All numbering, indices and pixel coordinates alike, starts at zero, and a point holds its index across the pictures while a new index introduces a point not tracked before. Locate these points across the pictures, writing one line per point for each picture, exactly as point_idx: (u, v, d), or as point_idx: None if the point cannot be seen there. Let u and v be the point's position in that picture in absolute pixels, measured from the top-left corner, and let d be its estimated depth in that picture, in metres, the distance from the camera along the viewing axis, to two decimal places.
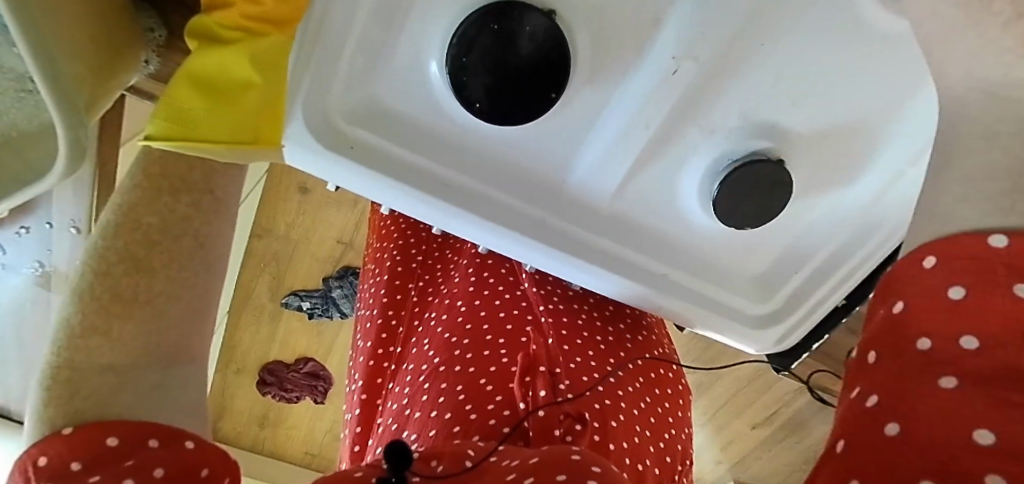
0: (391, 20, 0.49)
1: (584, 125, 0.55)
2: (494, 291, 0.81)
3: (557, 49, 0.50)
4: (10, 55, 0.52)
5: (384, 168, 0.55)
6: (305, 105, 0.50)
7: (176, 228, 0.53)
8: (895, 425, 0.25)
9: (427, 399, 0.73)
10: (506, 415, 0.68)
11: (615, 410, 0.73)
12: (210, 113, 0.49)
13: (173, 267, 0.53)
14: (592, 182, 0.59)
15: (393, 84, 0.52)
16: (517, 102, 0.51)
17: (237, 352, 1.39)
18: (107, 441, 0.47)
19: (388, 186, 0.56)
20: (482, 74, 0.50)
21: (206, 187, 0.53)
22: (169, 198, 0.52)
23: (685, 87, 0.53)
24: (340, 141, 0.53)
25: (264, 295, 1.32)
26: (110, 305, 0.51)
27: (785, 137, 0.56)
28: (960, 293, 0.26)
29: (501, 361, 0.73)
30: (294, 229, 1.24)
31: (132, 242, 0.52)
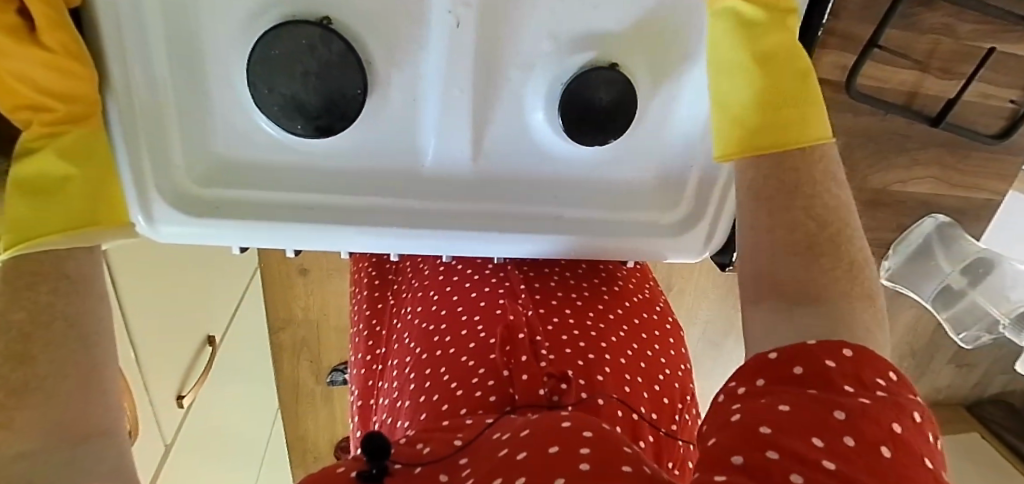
0: (191, 66, 0.53)
1: (411, 104, 0.57)
2: (463, 274, 0.81)
3: (337, 54, 0.52)
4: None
5: (237, 211, 0.58)
6: (157, 179, 0.55)
7: (46, 315, 0.47)
8: (775, 454, 0.37)
9: (414, 387, 0.74)
10: (490, 386, 0.68)
11: (601, 364, 0.71)
12: (39, 212, 0.48)
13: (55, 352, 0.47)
14: (446, 157, 0.59)
15: (229, 134, 0.57)
16: (337, 106, 0.53)
17: (310, 440, 1.48)
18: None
19: (252, 225, 0.58)
20: (289, 95, 0.52)
21: (59, 271, 0.49)
22: (28, 293, 0.47)
23: (475, 35, 0.53)
24: (199, 202, 0.57)
25: (310, 380, 1.40)
26: (4, 400, 0.45)
27: (602, 41, 0.56)
28: (843, 414, 0.38)
29: (478, 336, 0.74)
30: (310, 310, 1.31)
31: (6, 341, 0.46)
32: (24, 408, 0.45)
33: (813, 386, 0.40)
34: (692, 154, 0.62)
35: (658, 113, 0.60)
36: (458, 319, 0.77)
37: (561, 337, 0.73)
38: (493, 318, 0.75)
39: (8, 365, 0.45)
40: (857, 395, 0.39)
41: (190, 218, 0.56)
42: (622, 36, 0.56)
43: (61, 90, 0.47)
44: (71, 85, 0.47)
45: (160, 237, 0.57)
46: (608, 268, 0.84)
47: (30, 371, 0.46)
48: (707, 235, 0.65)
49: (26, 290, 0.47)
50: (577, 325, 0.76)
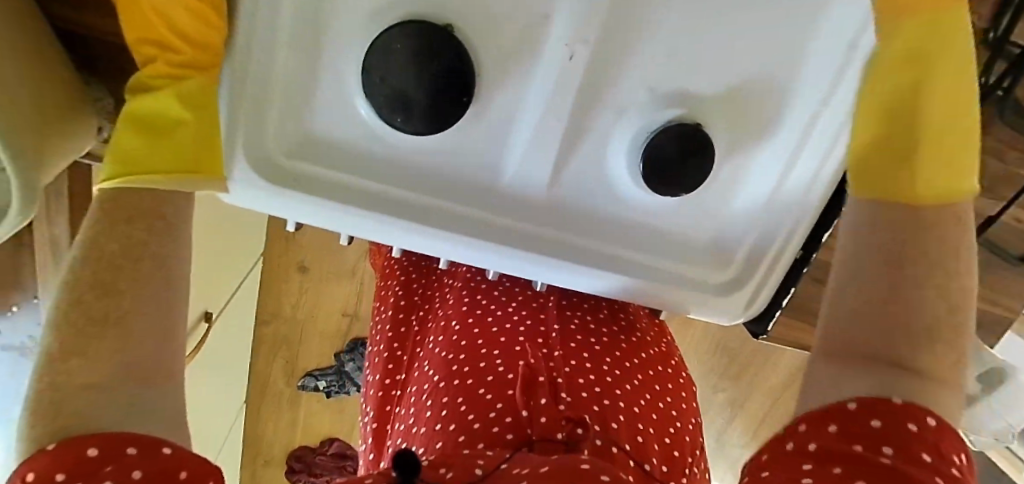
0: (309, 48, 0.54)
1: (506, 121, 0.59)
2: (487, 307, 0.82)
3: (456, 59, 0.54)
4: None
5: (320, 190, 0.59)
6: (248, 150, 0.55)
7: (138, 251, 0.48)
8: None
9: (431, 414, 0.73)
10: (508, 422, 0.67)
11: (616, 411, 0.71)
12: (145, 152, 0.49)
13: (140, 287, 0.47)
14: (527, 177, 0.62)
15: (328, 116, 0.57)
16: (442, 109, 0.54)
17: (265, 441, 1.43)
18: (88, 452, 0.40)
19: (330, 207, 0.60)
20: (398, 90, 0.53)
21: (155, 212, 0.49)
22: (126, 226, 0.48)
23: (584, 69, 0.57)
24: (281, 173, 0.58)
25: (281, 380, 1.36)
26: (86, 326, 0.45)
27: (695, 101, 0.59)
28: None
29: (498, 371, 0.72)
30: (299, 308, 1.29)
31: (99, 269, 0.46)
32: (101, 338, 0.45)
33: (889, 445, 0.41)
34: (746, 232, 0.67)
35: (729, 177, 0.64)
36: (478, 349, 0.76)
37: (580, 380, 0.73)
38: (513, 355, 0.75)
39: (94, 291, 0.46)
40: (936, 467, 0.41)
41: (273, 188, 0.57)
42: (713, 101, 0.59)
43: (199, 38, 0.49)
44: (207, 33, 0.49)
45: (232, 198, 0.57)
46: (627, 320, 0.86)
47: (115, 300, 0.46)
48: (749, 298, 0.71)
49: (123, 222, 0.48)
50: (594, 369, 0.75)
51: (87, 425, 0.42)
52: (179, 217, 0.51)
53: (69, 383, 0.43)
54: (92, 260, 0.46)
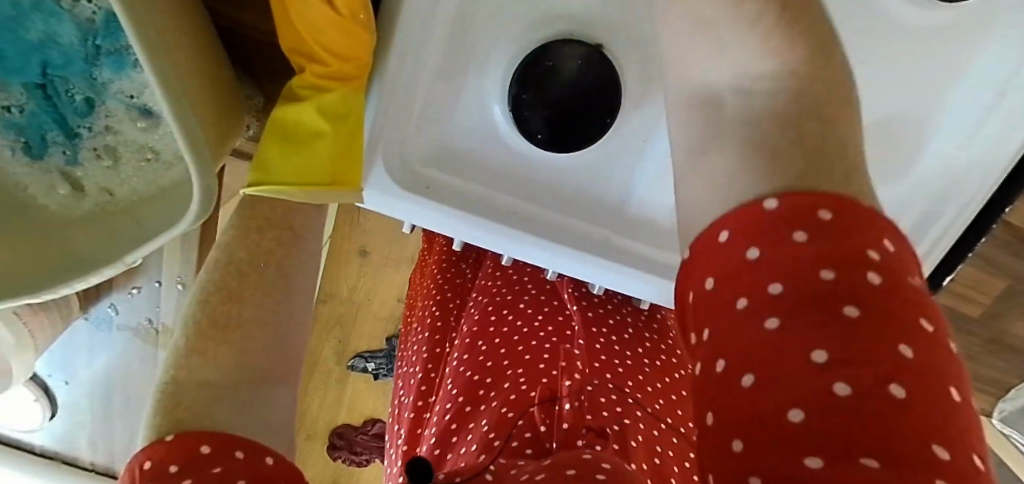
0: (457, 57, 0.56)
1: (640, 142, 0.59)
2: (512, 324, 0.70)
3: (603, 79, 0.55)
4: (132, 130, 0.58)
5: (446, 198, 0.57)
6: (387, 154, 0.55)
7: (262, 260, 0.47)
8: (875, 274, 0.27)
9: (456, 440, 0.64)
10: (527, 439, 0.60)
11: (634, 431, 0.64)
12: (287, 163, 0.47)
13: (261, 295, 0.46)
14: (651, 197, 0.61)
15: (467, 126, 0.58)
16: (581, 126, 0.55)
17: (309, 419, 1.44)
18: (200, 450, 0.38)
19: (448, 217, 0.57)
20: (542, 109, 0.55)
21: (286, 223, 0.47)
22: (255, 235, 0.47)
23: None
24: (416, 179, 0.56)
25: (332, 359, 1.38)
26: (209, 329, 0.44)
27: None
28: (778, 286, 0.27)
29: (521, 390, 0.64)
30: (356, 291, 1.30)
31: (225, 274, 0.46)
32: (223, 340, 0.44)
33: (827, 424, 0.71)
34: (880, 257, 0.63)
35: None
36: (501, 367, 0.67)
37: (600, 399, 0.65)
38: (538, 373, 0.66)
39: (220, 295, 0.45)
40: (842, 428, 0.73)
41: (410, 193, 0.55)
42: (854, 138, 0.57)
43: (343, 49, 0.48)
44: (353, 44, 0.49)
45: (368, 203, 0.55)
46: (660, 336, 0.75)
47: (239, 306, 0.45)
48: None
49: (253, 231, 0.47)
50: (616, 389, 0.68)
51: (201, 422, 0.40)
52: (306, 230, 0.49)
53: (189, 381, 0.42)
54: (222, 266, 0.46)
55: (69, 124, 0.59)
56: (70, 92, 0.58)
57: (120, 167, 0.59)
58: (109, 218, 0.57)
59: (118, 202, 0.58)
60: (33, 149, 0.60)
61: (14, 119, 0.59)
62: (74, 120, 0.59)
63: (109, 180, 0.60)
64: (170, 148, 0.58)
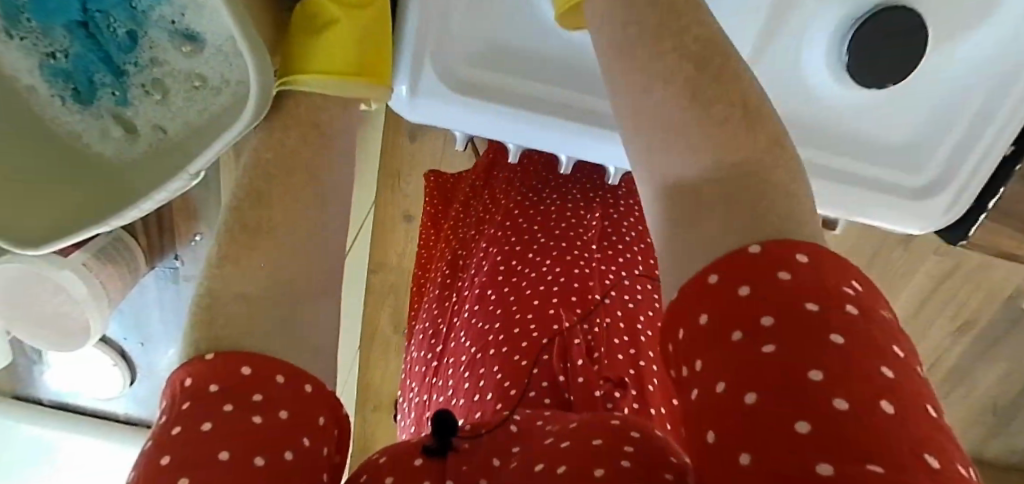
0: None
1: None
2: (518, 261, 0.67)
3: None
4: (175, 58, 0.50)
5: (488, 96, 0.54)
6: (436, 65, 0.52)
7: (293, 161, 0.40)
8: (815, 302, 0.26)
9: (466, 387, 0.58)
10: (544, 385, 0.53)
11: (656, 375, 0.59)
12: (308, 56, 0.40)
13: (292, 200, 0.40)
14: None
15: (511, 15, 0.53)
16: None
17: (375, 389, 1.42)
18: (242, 371, 0.34)
19: (487, 111, 0.54)
20: None
21: (311, 120, 0.41)
22: (281, 133, 0.40)
23: None
24: (460, 81, 0.53)
25: (389, 328, 1.35)
26: (237, 234, 0.39)
27: None
28: (746, 289, 0.27)
29: (534, 335, 0.58)
30: (405, 257, 1.29)
31: (256, 176, 0.40)
32: (254, 250, 0.39)
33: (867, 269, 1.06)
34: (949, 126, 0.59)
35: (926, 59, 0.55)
36: (511, 313, 0.61)
37: (620, 340, 0.59)
38: (550, 315, 0.60)
39: (251, 202, 0.39)
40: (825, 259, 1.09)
41: (464, 99, 0.53)
42: None
43: None
44: None
45: (409, 109, 0.53)
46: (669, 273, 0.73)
47: (266, 209, 0.40)
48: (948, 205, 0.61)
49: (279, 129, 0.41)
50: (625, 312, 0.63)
51: (242, 340, 0.36)
52: (338, 130, 0.43)
53: (224, 291, 0.38)
54: (250, 168, 0.40)
55: (115, 62, 0.51)
56: (111, 25, 0.50)
57: (171, 104, 0.52)
58: (162, 156, 0.53)
59: (171, 141, 0.53)
60: (82, 94, 0.52)
61: (59, 67, 0.51)
62: (119, 58, 0.51)
63: (160, 119, 0.53)
64: (217, 73, 0.50)
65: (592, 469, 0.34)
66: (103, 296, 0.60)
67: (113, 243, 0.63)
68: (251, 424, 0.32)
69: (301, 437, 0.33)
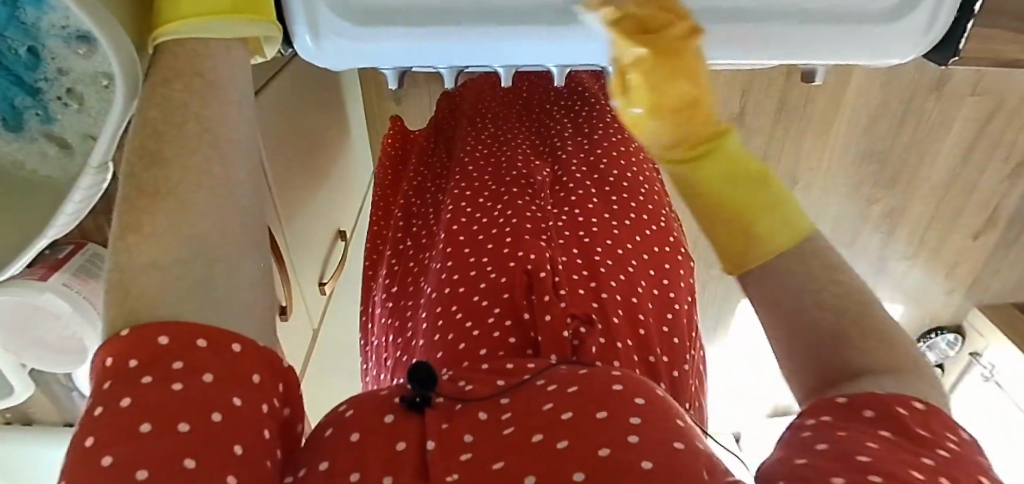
0: None
1: None
2: (475, 211, 0.70)
3: None
4: (74, 60, 0.48)
5: (379, 19, 0.50)
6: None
7: (179, 114, 0.37)
8: (939, 449, 0.34)
9: (426, 326, 0.61)
10: (509, 325, 0.56)
11: (614, 304, 0.61)
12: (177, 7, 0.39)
13: (187, 153, 0.36)
14: None
15: None
16: None
17: None
18: (158, 341, 0.32)
19: (380, 39, 0.50)
20: None
21: (192, 68, 0.38)
22: (162, 88, 0.38)
23: None
24: (356, 9, 0.49)
25: None
26: (136, 200, 0.35)
27: None
28: (870, 411, 0.36)
29: (492, 276, 0.61)
30: None
31: (141, 136, 0.36)
32: (157, 211, 0.35)
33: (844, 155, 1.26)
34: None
35: None
36: (470, 257, 0.64)
37: (574, 275, 0.62)
38: (508, 256, 0.63)
39: (142, 162, 0.36)
40: None
41: (345, 23, 0.50)
42: None
43: None
44: None
45: (305, 48, 0.50)
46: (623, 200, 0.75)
47: (162, 169, 0.36)
48: None
49: (159, 86, 0.38)
50: (587, 263, 0.65)
51: (157, 313, 0.33)
52: (223, 75, 0.40)
53: (133, 263, 0.34)
54: (134, 130, 0.37)
55: (27, 83, 0.49)
56: (10, 47, 0.47)
57: (90, 110, 0.50)
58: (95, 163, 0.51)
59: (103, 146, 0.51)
60: (8, 121, 0.51)
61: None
62: (29, 77, 0.49)
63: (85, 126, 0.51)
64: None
65: (596, 447, 0.36)
66: (90, 312, 0.58)
67: (88, 258, 0.59)
68: (172, 394, 0.31)
69: (230, 397, 0.33)
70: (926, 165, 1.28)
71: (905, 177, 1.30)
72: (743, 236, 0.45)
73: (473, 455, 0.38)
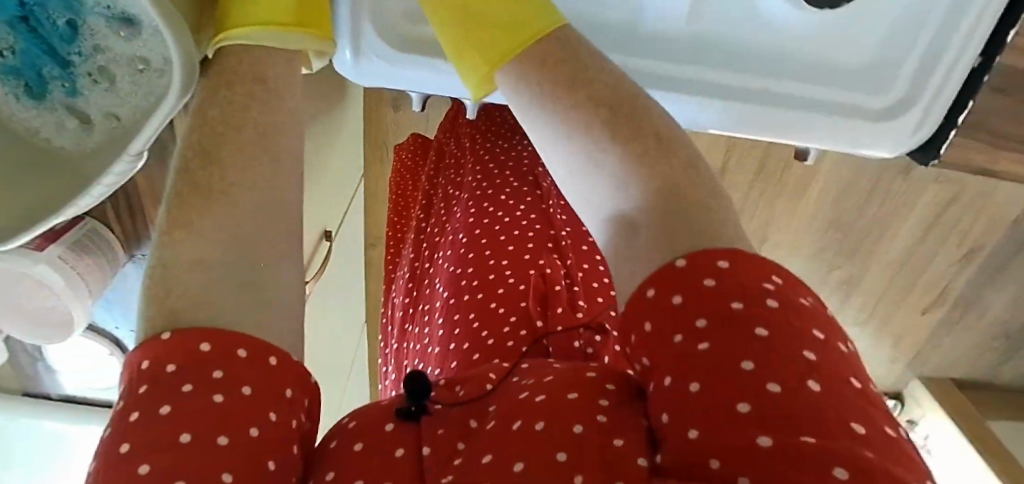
0: None
1: None
2: (493, 217, 0.77)
3: None
4: (115, 42, 0.48)
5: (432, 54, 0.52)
6: (376, 24, 0.50)
7: (239, 117, 0.40)
8: (815, 381, 0.29)
9: (444, 335, 0.65)
10: (523, 335, 0.61)
11: (626, 320, 0.66)
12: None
13: (244, 156, 0.39)
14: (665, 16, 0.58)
15: None
16: None
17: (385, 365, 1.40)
18: (201, 348, 0.34)
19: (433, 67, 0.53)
20: None
21: (256, 75, 0.41)
22: (225, 90, 0.40)
23: None
24: (404, 40, 0.52)
25: None
26: (190, 200, 0.37)
27: None
28: (700, 321, 0.32)
29: (509, 284, 0.67)
30: None
31: (200, 134, 0.39)
32: (208, 213, 0.37)
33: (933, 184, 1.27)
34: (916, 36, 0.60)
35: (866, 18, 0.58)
36: (486, 263, 0.70)
37: None
38: (523, 265, 0.69)
39: (200, 159, 0.38)
40: None
41: (396, 53, 0.52)
42: None
43: None
44: None
45: (355, 72, 0.53)
46: None
47: (217, 168, 0.38)
48: (915, 124, 0.65)
49: (221, 88, 0.40)
50: None
51: (192, 313, 0.35)
52: (284, 83, 0.42)
53: (179, 259, 0.36)
54: (195, 127, 0.39)
55: (60, 54, 0.48)
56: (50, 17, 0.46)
57: (120, 87, 0.49)
58: (118, 144, 0.50)
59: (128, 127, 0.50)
60: (34, 89, 0.49)
61: (8, 64, 0.47)
62: (63, 49, 0.48)
63: (112, 105, 0.50)
64: (159, 55, 0.48)
65: None
66: (84, 294, 0.55)
67: (86, 233, 0.56)
68: (211, 405, 0.32)
69: (266, 411, 0.34)
70: (889, 240, 1.34)
71: (866, 248, 1.36)
72: (476, 39, 0.47)
73: (466, 456, 0.40)
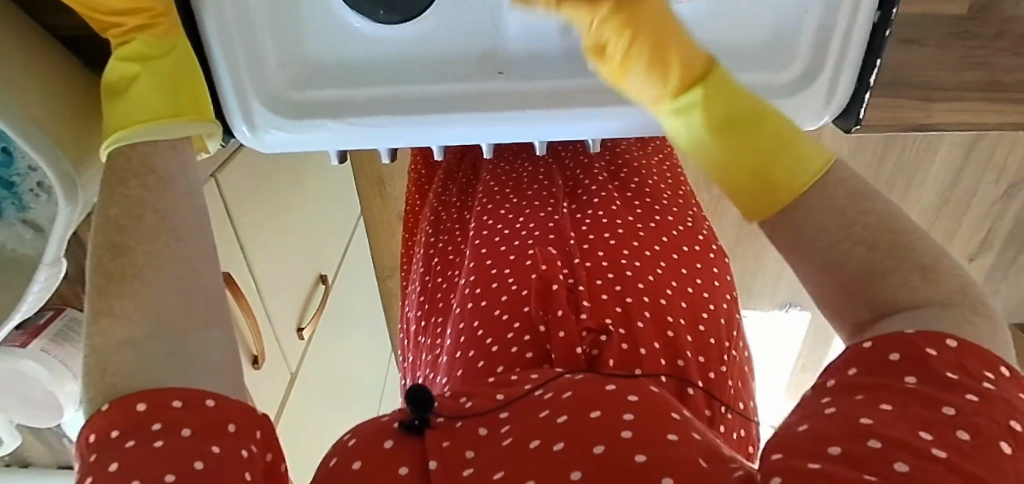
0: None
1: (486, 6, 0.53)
2: (495, 228, 0.77)
3: None
4: None
5: (330, 112, 0.58)
6: (259, 97, 0.56)
7: (139, 208, 0.46)
8: (952, 408, 0.32)
9: (451, 345, 0.67)
10: (526, 340, 0.61)
11: (640, 309, 0.64)
12: (115, 110, 0.49)
13: (148, 242, 0.45)
14: (529, 33, 0.55)
15: (316, 27, 0.55)
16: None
17: None
18: (137, 407, 0.39)
19: (330, 127, 0.58)
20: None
21: (144, 168, 0.47)
22: (120, 188, 0.46)
23: None
24: (295, 106, 0.57)
25: None
26: (105, 286, 0.43)
27: None
28: (896, 355, 0.35)
29: (511, 289, 0.67)
30: None
31: (107, 231, 0.45)
32: (125, 294, 0.43)
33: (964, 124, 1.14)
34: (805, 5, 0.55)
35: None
36: (490, 272, 0.70)
37: (597, 282, 0.66)
38: (526, 269, 0.69)
39: (110, 254, 0.44)
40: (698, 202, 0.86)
41: (286, 119, 0.57)
42: None
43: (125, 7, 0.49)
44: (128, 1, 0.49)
45: (262, 145, 0.59)
46: (645, 207, 0.79)
47: (126, 258, 0.44)
48: (825, 97, 0.60)
49: (118, 186, 0.46)
50: (613, 267, 0.69)
51: (122, 387, 0.41)
52: (176, 171, 0.48)
53: (106, 344, 0.42)
54: (101, 226, 0.45)
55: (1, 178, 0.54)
56: None
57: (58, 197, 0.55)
58: None
59: None
60: None
61: None
62: (3, 173, 0.54)
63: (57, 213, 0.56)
64: None
65: (592, 444, 0.41)
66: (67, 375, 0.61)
67: (67, 323, 0.63)
68: (152, 450, 0.38)
69: (206, 445, 0.39)
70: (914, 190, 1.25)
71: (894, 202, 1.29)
72: (744, 149, 0.45)
73: (475, 469, 0.43)
